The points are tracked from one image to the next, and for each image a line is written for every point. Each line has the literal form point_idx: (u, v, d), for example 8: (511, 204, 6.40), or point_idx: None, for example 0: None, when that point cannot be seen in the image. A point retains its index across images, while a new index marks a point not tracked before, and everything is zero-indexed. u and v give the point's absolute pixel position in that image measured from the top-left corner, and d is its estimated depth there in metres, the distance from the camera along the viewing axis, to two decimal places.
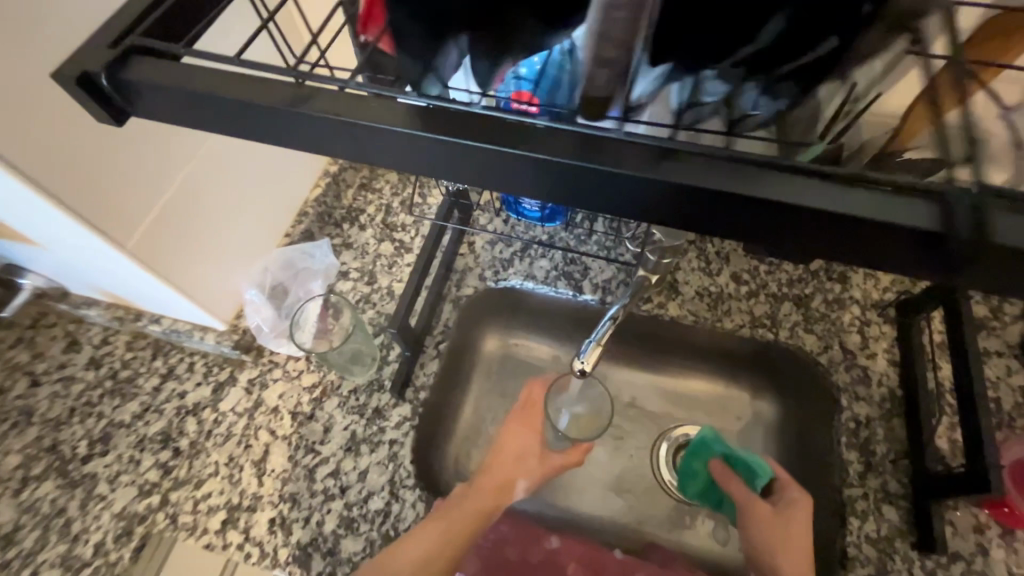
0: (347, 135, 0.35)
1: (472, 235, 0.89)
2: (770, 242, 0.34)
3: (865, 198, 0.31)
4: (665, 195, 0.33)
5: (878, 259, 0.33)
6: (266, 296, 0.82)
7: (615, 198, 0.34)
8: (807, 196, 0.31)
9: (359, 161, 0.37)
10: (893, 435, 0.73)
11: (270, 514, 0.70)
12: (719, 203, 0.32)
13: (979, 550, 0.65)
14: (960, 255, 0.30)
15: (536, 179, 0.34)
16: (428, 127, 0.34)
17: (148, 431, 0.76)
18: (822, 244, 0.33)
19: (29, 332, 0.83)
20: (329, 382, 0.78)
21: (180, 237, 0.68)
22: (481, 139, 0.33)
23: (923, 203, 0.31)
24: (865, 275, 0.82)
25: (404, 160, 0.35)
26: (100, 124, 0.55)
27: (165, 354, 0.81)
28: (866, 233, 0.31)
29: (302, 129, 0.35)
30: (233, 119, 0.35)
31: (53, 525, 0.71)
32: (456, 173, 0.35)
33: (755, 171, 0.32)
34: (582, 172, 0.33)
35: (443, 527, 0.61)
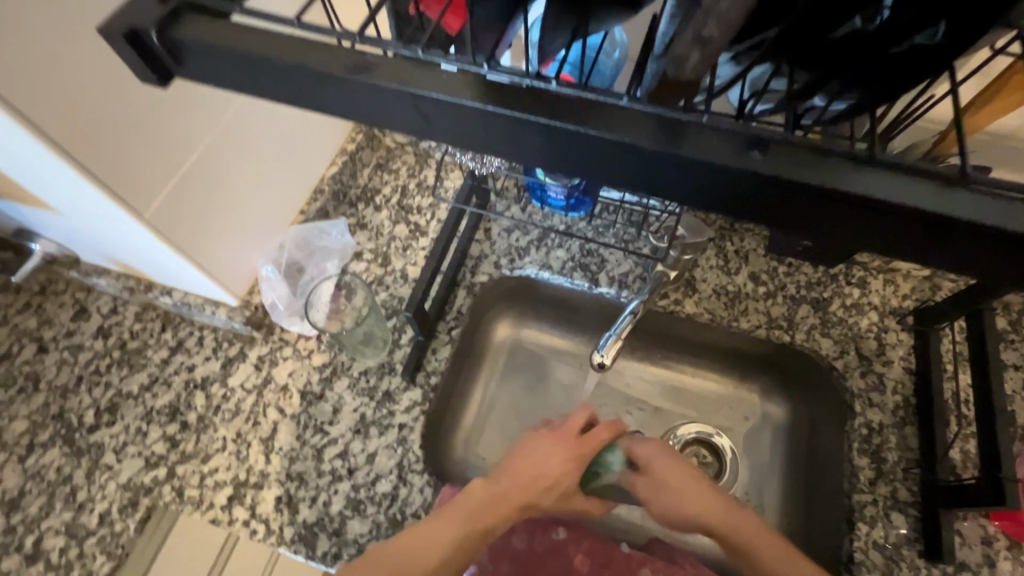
0: (398, 103, 0.33)
1: (489, 221, 0.88)
2: (834, 233, 0.33)
3: (947, 192, 0.30)
4: (726, 180, 0.31)
5: (946, 259, 0.31)
6: (282, 273, 0.80)
7: (671, 182, 0.33)
8: (882, 188, 0.30)
9: (405, 131, 0.35)
10: (905, 443, 0.72)
11: (277, 492, 0.70)
12: (784, 190, 0.31)
13: (986, 561, 0.65)
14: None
15: (591, 156, 0.33)
16: (496, 101, 0.32)
17: (156, 403, 0.75)
18: (888, 240, 0.32)
19: (37, 298, 0.83)
20: (340, 363, 0.78)
21: (197, 208, 0.66)
22: (553, 115, 0.32)
23: (1006, 199, 0.29)
24: (884, 280, 0.82)
25: (467, 136, 0.34)
26: (120, 83, 0.53)
27: (175, 326, 0.81)
28: (938, 230, 0.30)
29: (362, 97, 0.34)
30: (289, 83, 0.34)
31: (58, 493, 0.70)
32: (507, 147, 0.34)
33: (826, 158, 0.31)
34: (640, 152, 0.31)
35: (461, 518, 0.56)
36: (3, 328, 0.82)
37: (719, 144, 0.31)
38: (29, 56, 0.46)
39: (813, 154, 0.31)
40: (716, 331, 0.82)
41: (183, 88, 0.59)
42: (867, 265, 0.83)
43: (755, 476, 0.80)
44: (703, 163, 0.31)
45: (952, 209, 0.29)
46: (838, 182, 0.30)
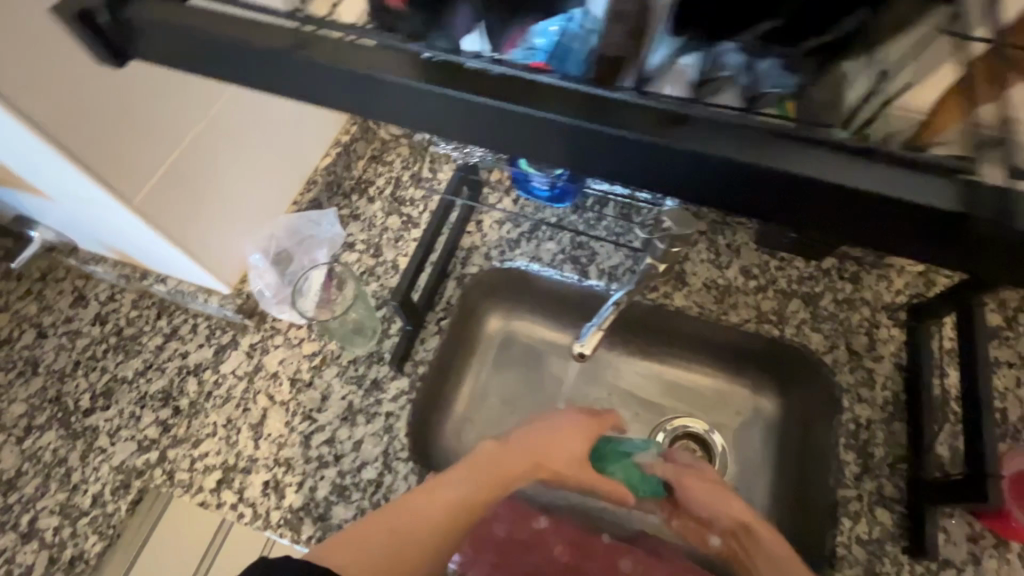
0: (379, 91, 0.38)
1: (481, 213, 0.89)
2: (784, 212, 0.36)
3: (883, 171, 0.33)
4: (667, 159, 0.35)
5: (885, 236, 0.35)
6: (271, 261, 0.81)
7: (635, 165, 0.36)
8: (823, 168, 0.33)
9: (399, 120, 0.39)
10: (892, 438, 0.71)
11: (265, 476, 0.71)
12: (734, 170, 0.35)
13: (971, 559, 0.64)
14: (958, 234, 0.33)
15: (549, 139, 0.37)
16: (465, 89, 0.36)
17: (150, 388, 0.77)
18: (832, 218, 0.35)
19: (37, 284, 0.85)
20: (329, 351, 0.79)
21: (186, 196, 0.67)
22: (514, 101, 0.36)
23: (936, 179, 0.33)
24: (878, 276, 0.81)
25: (440, 124, 0.39)
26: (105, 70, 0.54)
27: (170, 313, 0.82)
28: (875, 207, 0.34)
29: (348, 88, 0.38)
30: (283, 72, 0.39)
31: (53, 474, 0.72)
32: (490, 133, 0.38)
33: (771, 140, 0.34)
34: (606, 135, 0.35)
35: (474, 474, 0.53)
36: (4, 314, 0.84)
37: (676, 128, 0.35)
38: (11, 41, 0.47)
39: (760, 137, 0.35)
40: (706, 326, 0.81)
41: (170, 77, 0.60)
42: (860, 261, 0.82)
43: (741, 470, 0.80)
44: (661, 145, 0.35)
45: (886, 188, 0.33)
46: (782, 162, 0.34)
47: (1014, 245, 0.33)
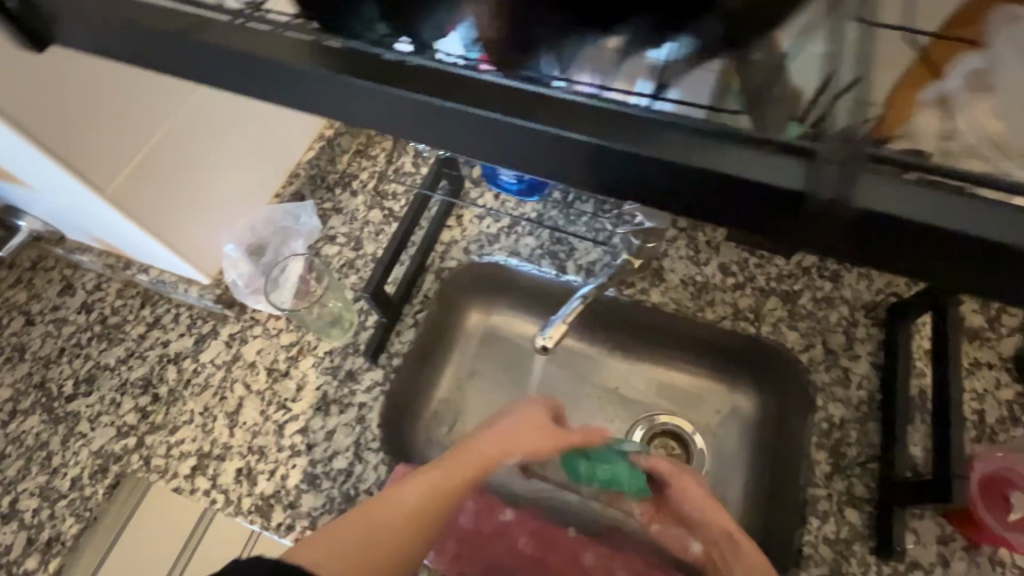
0: (336, 91, 0.38)
1: (462, 208, 0.89)
2: (741, 217, 0.34)
3: (836, 172, 0.31)
4: (620, 161, 0.34)
5: (839, 241, 0.33)
6: (245, 251, 0.82)
7: (582, 165, 0.35)
8: (774, 168, 0.32)
9: (356, 121, 0.39)
10: (866, 438, 0.71)
11: (238, 464, 0.72)
12: (683, 170, 0.33)
13: (939, 560, 0.64)
14: (912, 238, 0.31)
15: (501, 140, 0.36)
16: (419, 88, 0.36)
17: (130, 375, 0.78)
18: (783, 224, 0.33)
19: (27, 273, 0.87)
20: (306, 342, 0.79)
21: (161, 187, 0.68)
22: (468, 102, 0.36)
23: (887, 181, 0.31)
24: (859, 275, 0.80)
25: (396, 123, 0.38)
26: (71, 61, 0.56)
27: (153, 303, 0.83)
28: (826, 213, 0.31)
29: (305, 89, 0.39)
30: (240, 70, 0.40)
31: (35, 457, 0.74)
32: (442, 131, 0.37)
33: (724, 141, 0.33)
34: (552, 135, 0.35)
35: (451, 466, 0.53)
36: None
37: (625, 127, 0.34)
38: None
39: (712, 137, 0.33)
40: (682, 323, 0.80)
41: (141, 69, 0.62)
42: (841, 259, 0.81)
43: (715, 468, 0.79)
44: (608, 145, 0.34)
45: (838, 192, 0.31)
46: (729, 163, 0.32)
47: (968, 248, 0.30)
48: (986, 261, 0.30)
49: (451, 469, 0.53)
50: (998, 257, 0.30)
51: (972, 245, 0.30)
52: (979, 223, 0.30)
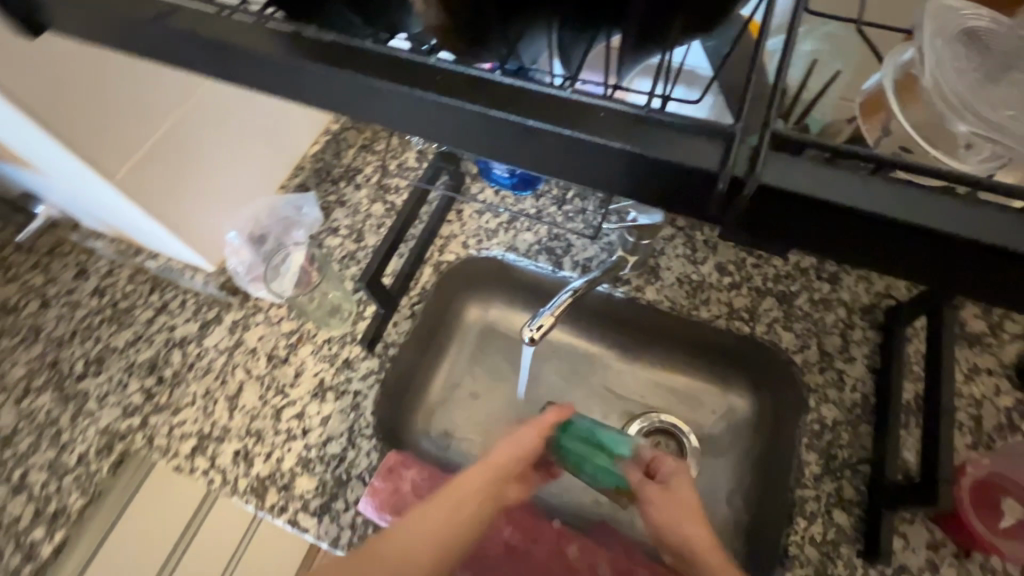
0: (299, 76, 0.35)
1: (462, 203, 0.90)
2: (670, 203, 0.33)
3: (796, 165, 0.31)
4: (599, 155, 0.32)
5: (795, 231, 0.32)
6: (246, 239, 0.84)
7: (507, 146, 0.34)
8: (703, 156, 0.31)
9: (279, 92, 0.37)
10: (857, 441, 0.70)
11: (236, 446, 0.74)
12: (613, 155, 0.32)
13: (928, 566, 0.63)
14: (869, 230, 0.31)
15: (474, 131, 0.34)
16: (387, 76, 0.34)
17: (138, 357, 0.81)
18: (737, 213, 0.32)
19: (45, 258, 0.91)
20: (306, 330, 0.81)
21: (166, 175, 0.70)
22: (440, 92, 0.33)
23: (850, 177, 0.30)
24: (858, 277, 0.79)
25: (365, 111, 0.36)
26: (82, 52, 0.58)
27: (161, 289, 0.86)
28: (779, 203, 0.31)
29: (266, 72, 0.36)
30: (196, 53, 0.37)
31: (46, 433, 0.77)
32: (369, 110, 0.36)
33: (657, 126, 0.32)
34: (476, 116, 0.33)
35: (453, 497, 0.52)
36: (14, 284, 0.89)
37: (553, 109, 0.32)
38: None
39: (642, 121, 0.32)
40: (676, 319, 0.81)
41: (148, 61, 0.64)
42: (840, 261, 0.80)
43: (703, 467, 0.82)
44: (535, 128, 0.32)
45: (794, 184, 0.30)
46: (656, 149, 0.31)
47: (924, 242, 0.30)
48: (939, 256, 0.31)
49: (444, 503, 0.51)
50: (954, 251, 0.30)
51: (928, 240, 0.30)
52: (937, 218, 0.29)
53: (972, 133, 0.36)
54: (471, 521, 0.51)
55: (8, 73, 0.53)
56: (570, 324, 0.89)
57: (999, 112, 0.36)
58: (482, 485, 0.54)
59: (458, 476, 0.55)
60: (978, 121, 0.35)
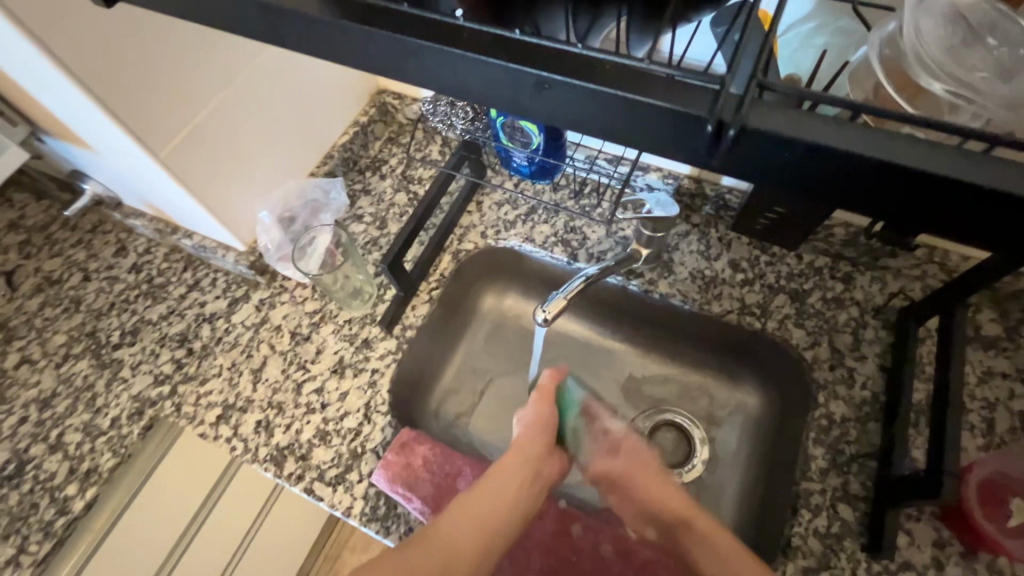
0: (333, 35, 0.38)
1: (483, 194, 0.92)
2: (671, 152, 0.35)
3: (793, 115, 0.31)
4: (609, 107, 0.34)
5: (802, 181, 0.33)
6: (277, 219, 0.87)
7: (526, 100, 0.36)
8: (696, 103, 0.32)
9: (319, 53, 0.40)
10: (865, 437, 0.70)
11: (258, 416, 0.78)
12: (616, 104, 0.33)
13: (933, 563, 0.63)
14: (887, 181, 0.31)
15: (491, 86, 0.36)
16: (413, 32, 0.36)
17: (169, 330, 0.85)
18: (730, 157, 0.33)
19: (88, 235, 0.96)
20: (328, 310, 0.85)
21: (205, 155, 0.75)
22: (461, 47, 0.35)
23: (858, 129, 0.31)
24: (871, 277, 0.79)
25: (391, 67, 0.38)
26: (139, 37, 0.63)
27: (194, 268, 0.90)
28: (779, 150, 0.31)
29: (301, 32, 0.39)
30: (238, 19, 0.40)
31: (81, 397, 0.82)
32: (398, 68, 0.38)
33: (658, 77, 0.33)
34: (496, 69, 0.35)
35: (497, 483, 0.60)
36: (59, 259, 0.95)
37: (564, 61, 0.34)
38: (60, 7, 0.55)
39: (644, 73, 0.34)
40: (686, 313, 0.83)
41: (195, 46, 0.68)
42: (854, 261, 0.80)
43: (716, 461, 0.82)
44: (547, 79, 0.34)
45: (801, 133, 0.31)
46: (654, 97, 0.32)
47: (943, 194, 0.30)
48: (963, 209, 0.30)
49: (490, 488, 0.59)
50: (976, 204, 0.30)
51: (949, 192, 0.30)
52: (953, 168, 0.29)
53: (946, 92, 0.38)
54: (514, 501, 0.59)
55: (75, 55, 0.58)
56: (585, 317, 0.92)
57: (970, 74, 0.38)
58: (518, 466, 0.62)
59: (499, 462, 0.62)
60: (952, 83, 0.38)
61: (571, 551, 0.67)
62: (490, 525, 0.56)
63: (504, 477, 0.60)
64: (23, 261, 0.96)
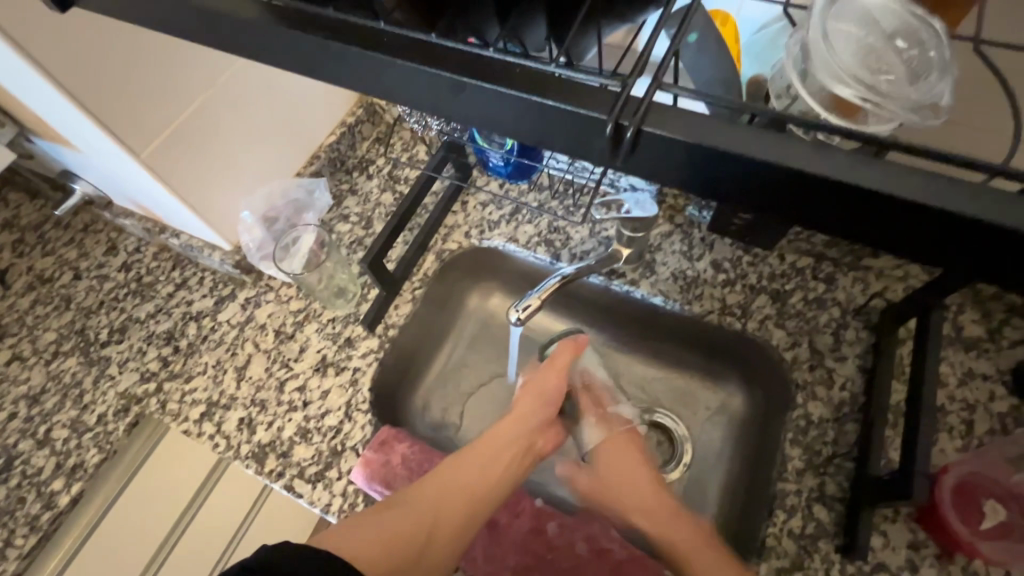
0: (276, 41, 0.39)
1: (468, 194, 0.93)
2: (579, 153, 0.35)
3: (715, 124, 0.31)
4: (530, 112, 0.34)
5: (716, 185, 0.33)
6: (259, 218, 0.88)
7: (453, 105, 0.36)
8: (597, 105, 0.32)
9: (264, 57, 0.41)
10: (842, 438, 0.70)
11: (241, 414, 0.79)
12: (525, 106, 0.34)
13: (907, 565, 0.63)
14: (829, 196, 0.30)
15: (423, 92, 0.36)
16: (346, 38, 0.37)
17: (156, 328, 0.86)
18: (651, 163, 0.33)
19: (80, 234, 0.98)
20: (312, 310, 0.86)
21: (188, 155, 0.76)
22: (389, 52, 0.35)
23: (784, 137, 0.31)
24: (854, 278, 0.79)
25: (331, 73, 0.39)
26: (115, 38, 0.64)
27: (182, 267, 0.91)
28: (678, 153, 0.32)
29: (248, 36, 0.40)
30: (193, 25, 0.41)
31: (69, 393, 0.83)
32: (331, 71, 0.39)
33: (564, 80, 0.34)
34: (423, 75, 0.35)
35: (485, 452, 0.63)
36: (51, 257, 0.96)
37: (484, 66, 0.35)
38: (32, 8, 0.56)
39: (550, 76, 0.34)
40: (667, 314, 0.83)
41: (173, 49, 0.69)
42: (837, 262, 0.80)
43: (698, 461, 0.82)
44: (464, 83, 0.34)
45: (726, 141, 0.31)
46: (573, 102, 0.33)
47: (890, 209, 0.30)
48: (910, 225, 0.30)
49: (477, 457, 0.62)
50: (913, 219, 0.30)
51: (893, 208, 0.29)
52: (892, 184, 0.29)
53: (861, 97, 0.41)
54: (503, 469, 0.62)
55: (50, 56, 0.59)
56: (569, 317, 0.92)
57: (877, 78, 0.41)
58: (509, 439, 0.65)
59: (490, 433, 0.65)
60: (863, 89, 0.40)
61: (546, 548, 0.68)
62: (474, 493, 0.59)
63: (491, 447, 0.63)
64: (16, 260, 0.97)
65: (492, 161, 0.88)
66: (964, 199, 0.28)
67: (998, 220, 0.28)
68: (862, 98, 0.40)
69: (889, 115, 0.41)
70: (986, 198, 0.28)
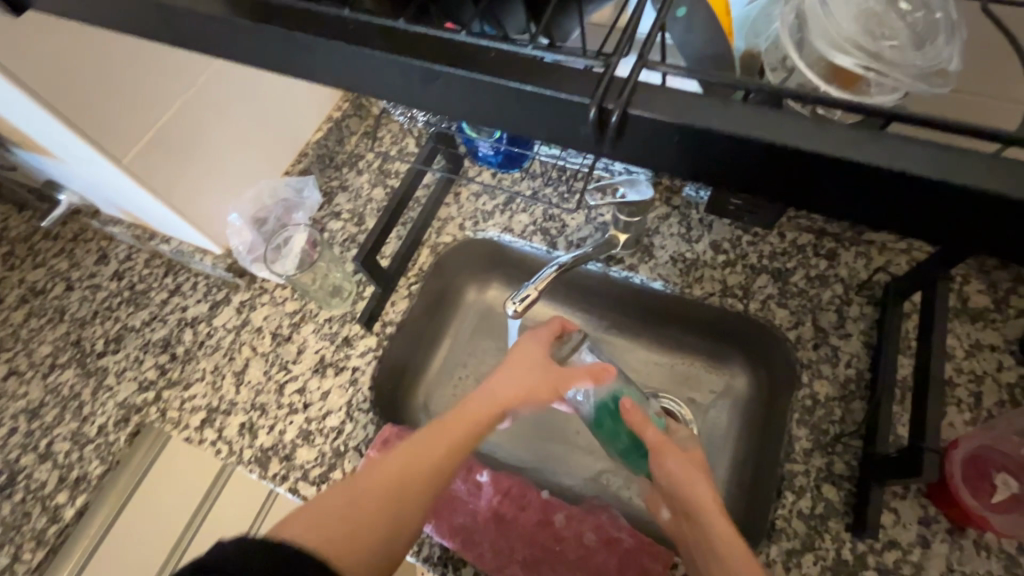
0: (245, 38, 0.37)
1: (460, 185, 0.91)
2: (561, 140, 0.33)
3: (704, 104, 0.30)
4: (508, 99, 0.32)
5: (709, 168, 0.31)
6: (247, 220, 0.87)
7: (429, 96, 0.35)
8: (578, 88, 0.31)
9: (235, 56, 0.39)
10: (849, 416, 0.69)
11: (241, 419, 0.78)
12: (501, 93, 0.32)
13: (919, 541, 0.62)
14: (828, 175, 0.29)
15: (396, 83, 0.35)
16: (313, 32, 0.35)
17: (152, 336, 0.85)
18: (636, 148, 0.32)
19: (70, 244, 0.97)
20: (308, 310, 0.84)
21: (171, 158, 0.74)
22: (358, 43, 0.34)
23: (787, 116, 0.29)
24: (856, 253, 0.77)
25: (302, 67, 0.37)
26: (89, 43, 0.63)
27: (175, 273, 0.90)
28: (667, 135, 0.30)
29: (215, 33, 0.38)
30: (157, 25, 0.40)
31: (69, 405, 0.83)
32: (301, 65, 0.37)
33: (540, 61, 0.32)
34: (394, 65, 0.34)
35: (455, 433, 0.57)
36: (41, 269, 0.95)
37: (456, 52, 0.33)
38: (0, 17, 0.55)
39: (525, 58, 0.32)
40: (669, 298, 0.82)
41: (151, 52, 0.68)
42: (839, 237, 0.78)
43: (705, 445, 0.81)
44: (437, 71, 0.33)
45: (713, 121, 0.29)
46: (552, 87, 0.31)
47: (906, 188, 0.28)
48: (927, 206, 0.28)
49: (445, 435, 0.56)
50: (922, 196, 0.28)
51: (897, 185, 0.28)
52: (898, 161, 0.28)
53: (857, 64, 0.40)
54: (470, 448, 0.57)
55: (20, 63, 0.58)
56: (568, 305, 0.91)
57: (877, 43, 0.40)
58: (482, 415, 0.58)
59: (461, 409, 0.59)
60: (861, 54, 0.39)
61: (554, 540, 0.67)
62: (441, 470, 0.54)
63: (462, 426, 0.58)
64: (8, 273, 0.96)
65: (481, 151, 0.87)
66: (981, 176, 0.27)
67: (1007, 193, 0.26)
68: (864, 68, 0.40)
69: (892, 83, 0.40)
70: (997, 172, 0.27)
